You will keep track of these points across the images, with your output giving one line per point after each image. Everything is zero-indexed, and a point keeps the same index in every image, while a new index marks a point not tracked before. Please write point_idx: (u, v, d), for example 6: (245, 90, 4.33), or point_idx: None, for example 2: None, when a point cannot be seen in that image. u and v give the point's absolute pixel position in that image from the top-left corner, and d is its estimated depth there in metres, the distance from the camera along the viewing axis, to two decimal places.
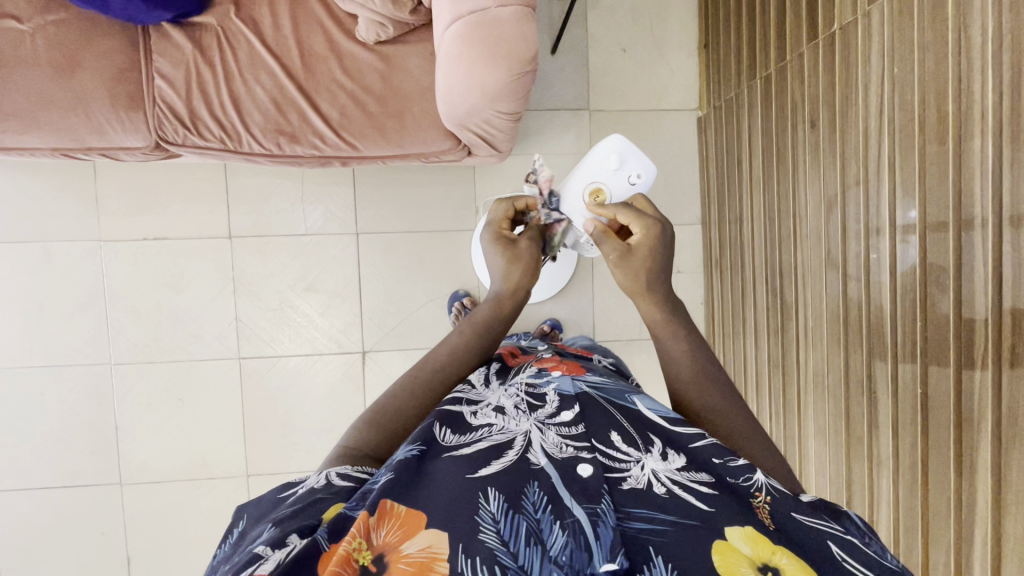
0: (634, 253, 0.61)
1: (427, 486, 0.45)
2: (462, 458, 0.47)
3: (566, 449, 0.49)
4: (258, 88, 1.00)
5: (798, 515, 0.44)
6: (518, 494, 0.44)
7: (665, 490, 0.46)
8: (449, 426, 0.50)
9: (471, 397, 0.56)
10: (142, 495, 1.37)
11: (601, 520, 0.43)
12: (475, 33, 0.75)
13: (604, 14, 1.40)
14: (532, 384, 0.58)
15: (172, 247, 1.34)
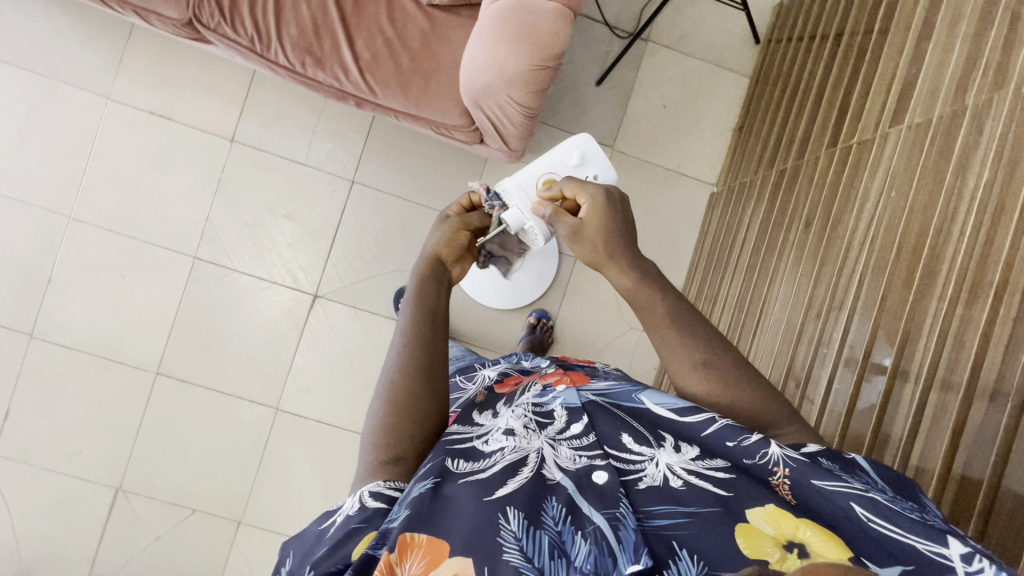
0: (585, 227, 0.55)
1: (443, 513, 0.41)
2: (478, 482, 0.44)
3: (580, 460, 0.47)
4: (304, 6, 1.02)
5: (819, 482, 0.42)
6: (538, 511, 0.41)
7: (682, 482, 0.43)
8: (461, 456, 0.47)
9: (479, 428, 0.52)
10: (47, 355, 1.33)
11: (622, 523, 0.40)
12: (513, 16, 0.78)
13: (657, 67, 1.43)
14: (537, 402, 0.55)
15: (175, 130, 1.34)
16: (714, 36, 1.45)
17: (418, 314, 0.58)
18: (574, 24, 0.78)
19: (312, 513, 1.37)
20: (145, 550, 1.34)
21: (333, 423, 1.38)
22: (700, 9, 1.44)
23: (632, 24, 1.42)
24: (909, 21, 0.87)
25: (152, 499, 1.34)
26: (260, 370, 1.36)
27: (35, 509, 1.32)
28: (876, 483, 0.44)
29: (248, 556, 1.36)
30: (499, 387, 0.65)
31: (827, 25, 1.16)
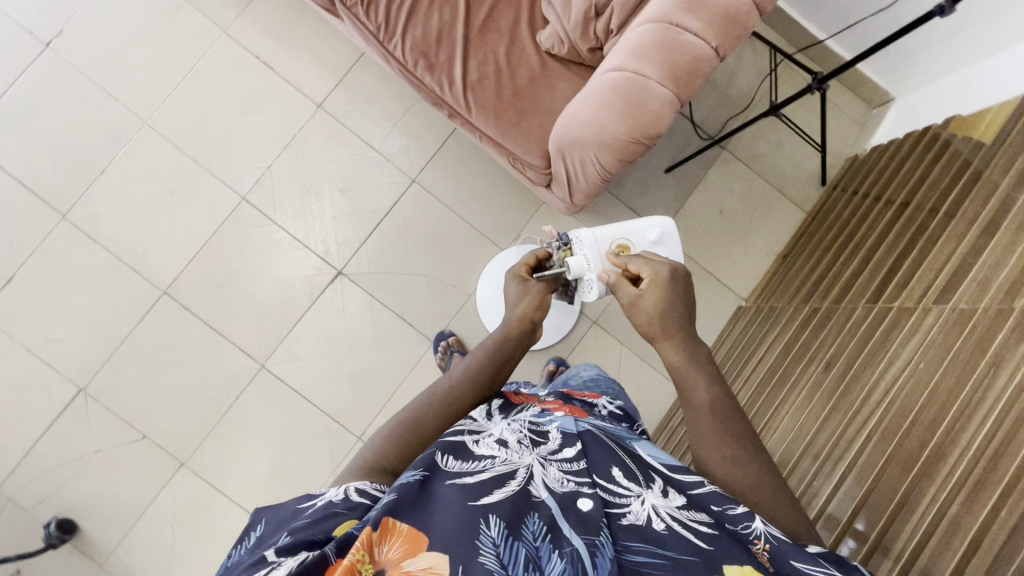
0: (644, 299, 0.62)
1: (429, 508, 0.44)
2: (467, 485, 0.47)
3: (567, 483, 0.50)
4: (435, 14, 1.08)
5: (797, 562, 0.45)
6: (518, 522, 0.44)
7: (665, 526, 0.47)
8: (453, 455, 0.51)
9: (474, 429, 0.56)
10: (69, 241, 1.34)
11: (600, 551, 0.43)
12: (625, 88, 0.81)
13: (725, 175, 1.49)
14: (534, 423, 0.59)
15: (270, 78, 1.39)
16: (786, 166, 1.51)
17: (479, 362, 0.68)
18: (677, 114, 0.82)
19: (255, 479, 1.34)
20: (83, 459, 1.31)
21: (309, 398, 1.37)
22: (780, 137, 1.51)
23: (716, 129, 1.48)
24: (977, 215, 0.92)
25: (110, 411, 1.33)
26: (261, 324, 1.37)
27: None
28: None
29: (179, 501, 1.32)
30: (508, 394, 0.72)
31: (896, 193, 1.22)
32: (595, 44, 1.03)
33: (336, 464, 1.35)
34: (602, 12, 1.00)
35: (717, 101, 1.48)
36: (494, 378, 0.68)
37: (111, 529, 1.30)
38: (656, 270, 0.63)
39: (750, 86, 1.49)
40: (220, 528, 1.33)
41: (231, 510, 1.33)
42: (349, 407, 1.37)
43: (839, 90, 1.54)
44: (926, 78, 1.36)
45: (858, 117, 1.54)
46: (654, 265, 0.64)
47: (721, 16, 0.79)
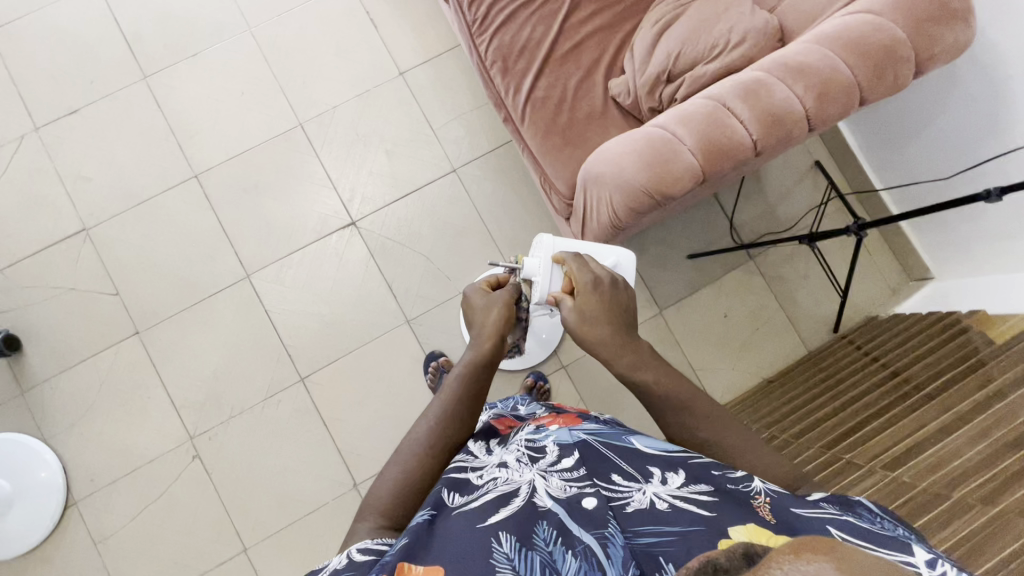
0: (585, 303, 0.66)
1: (440, 541, 0.46)
2: (475, 511, 0.49)
3: (569, 489, 0.52)
4: (529, 29, 1.15)
5: (796, 509, 0.45)
6: (529, 534, 0.46)
7: (668, 505, 0.47)
8: (456, 491, 0.53)
9: (474, 462, 0.59)
10: (137, 99, 1.44)
11: (610, 541, 0.45)
12: (659, 146, 0.83)
13: (742, 283, 1.49)
14: (531, 440, 0.61)
15: (371, 34, 1.49)
16: (804, 298, 1.49)
17: (457, 400, 0.67)
18: (697, 185, 0.84)
19: (194, 375, 1.38)
20: (57, 290, 1.37)
21: (275, 323, 1.40)
22: (810, 269, 1.50)
23: (750, 237, 1.49)
24: (958, 402, 0.94)
25: (100, 259, 1.39)
26: (264, 238, 1.42)
27: (19, 192, 1.39)
28: (874, 517, 0.46)
29: (121, 365, 1.37)
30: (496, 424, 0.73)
31: (892, 359, 1.22)
32: (656, 105, 1.06)
33: (271, 393, 1.38)
34: (673, 80, 1.04)
35: (761, 212, 1.50)
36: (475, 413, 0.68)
37: (52, 363, 1.35)
38: (584, 278, 0.68)
39: (798, 211, 1.50)
40: (144, 407, 1.36)
41: (160, 393, 1.37)
42: (306, 347, 1.39)
43: (883, 249, 1.53)
44: (969, 268, 1.34)
45: (893, 281, 1.51)
46: (584, 272, 0.69)
47: (771, 114, 0.82)
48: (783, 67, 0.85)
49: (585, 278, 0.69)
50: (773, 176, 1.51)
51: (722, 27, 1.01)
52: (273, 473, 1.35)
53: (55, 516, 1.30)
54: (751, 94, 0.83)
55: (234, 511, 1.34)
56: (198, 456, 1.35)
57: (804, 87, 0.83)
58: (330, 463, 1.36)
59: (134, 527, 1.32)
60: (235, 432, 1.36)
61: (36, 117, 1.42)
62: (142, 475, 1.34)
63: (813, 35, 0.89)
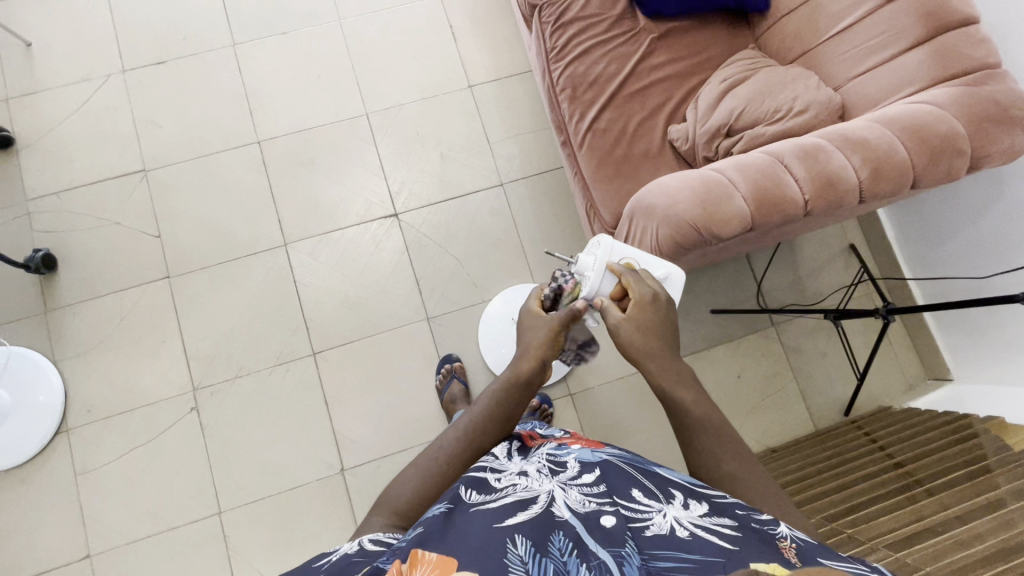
0: (641, 317, 0.70)
1: (455, 534, 0.49)
2: (493, 511, 0.52)
3: (588, 504, 0.54)
4: (602, 65, 1.21)
5: (825, 559, 0.45)
6: (544, 542, 0.48)
7: (687, 533, 0.48)
8: (476, 491, 0.57)
9: (496, 466, 0.63)
10: (221, 61, 1.52)
11: (625, 560, 0.45)
12: (713, 188, 0.86)
13: (761, 347, 1.49)
14: (553, 455, 0.65)
15: (449, 47, 1.58)
16: (820, 374, 1.49)
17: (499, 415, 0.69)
18: (744, 232, 0.86)
19: (210, 329, 1.39)
20: (103, 222, 1.42)
21: (300, 295, 1.42)
22: (830, 347, 1.50)
23: (775, 304, 1.51)
24: (958, 501, 0.94)
25: (151, 202, 1.44)
26: (308, 211, 1.46)
27: (92, 124, 1.46)
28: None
29: (145, 306, 1.39)
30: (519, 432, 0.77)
31: (898, 451, 1.21)
32: (711, 155, 1.10)
33: (280, 361, 1.39)
34: (732, 134, 1.08)
35: (790, 282, 1.52)
36: (511, 413, 0.70)
37: (80, 290, 1.38)
38: (642, 291, 0.71)
39: (826, 288, 1.52)
40: (155, 349, 1.37)
41: (174, 340, 1.38)
42: (325, 325, 1.41)
43: (905, 343, 1.53)
44: (991, 375, 1.33)
45: (910, 377, 1.51)
46: (641, 286, 0.72)
47: (826, 178, 0.85)
48: (842, 137, 0.88)
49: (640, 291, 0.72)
50: (807, 250, 1.54)
51: (787, 94, 1.06)
52: (264, 442, 1.35)
53: (45, 438, 1.30)
54: (809, 156, 0.87)
55: (218, 470, 1.33)
56: (196, 409, 1.35)
57: (862, 158, 0.86)
58: (322, 442, 1.35)
59: (118, 465, 1.31)
60: (237, 393, 1.37)
61: (125, 61, 1.50)
62: (138, 416, 1.34)
63: (873, 116, 0.93)
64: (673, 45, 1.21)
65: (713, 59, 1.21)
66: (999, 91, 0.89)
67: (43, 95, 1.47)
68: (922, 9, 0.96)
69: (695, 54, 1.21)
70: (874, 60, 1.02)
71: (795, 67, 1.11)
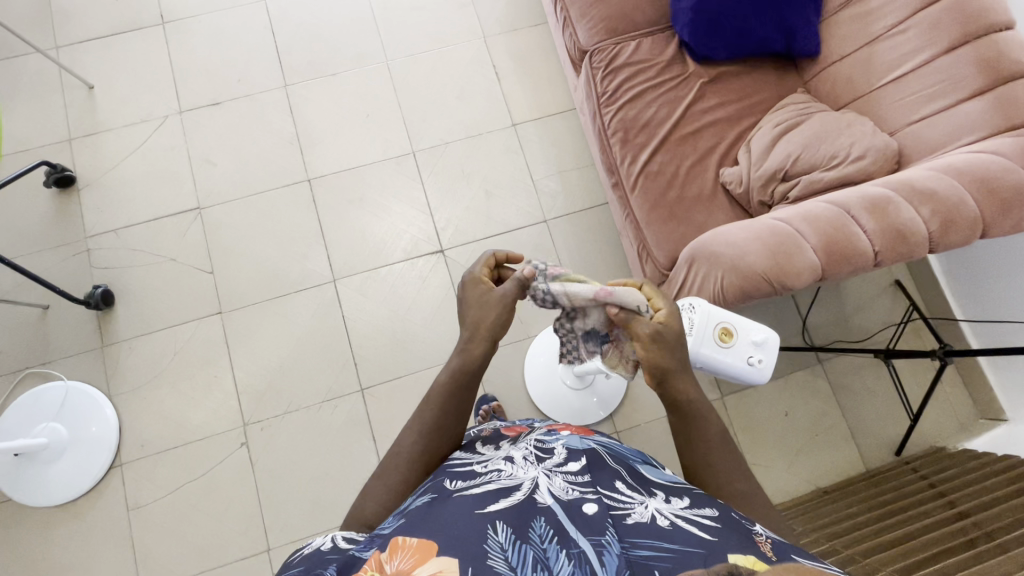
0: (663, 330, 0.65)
1: (437, 519, 0.52)
2: (476, 498, 0.55)
3: (571, 492, 0.56)
4: (652, 109, 1.23)
5: (796, 555, 0.49)
6: (525, 528, 0.51)
7: (667, 522, 0.51)
8: (460, 480, 0.59)
9: (481, 456, 0.65)
10: (274, 102, 1.57)
11: (605, 549, 0.48)
12: (783, 239, 0.87)
13: (807, 385, 1.48)
14: (542, 441, 0.67)
15: (492, 87, 1.61)
16: (869, 413, 1.47)
17: None
18: (814, 283, 0.87)
19: (260, 364, 1.41)
20: (158, 258, 1.45)
21: (348, 331, 1.44)
22: (878, 385, 1.48)
23: (821, 341, 1.50)
24: None
25: (204, 239, 1.47)
26: (357, 248, 1.49)
27: (149, 164, 1.51)
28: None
29: (197, 340, 1.41)
30: (508, 428, 0.79)
31: (961, 497, 1.17)
32: (766, 200, 1.11)
33: (329, 398, 1.40)
34: (788, 179, 1.09)
35: (835, 319, 1.51)
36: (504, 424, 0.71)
37: (136, 325, 1.41)
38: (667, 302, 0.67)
39: (873, 325, 1.51)
40: (206, 384, 1.39)
41: (225, 374, 1.40)
42: (371, 360, 1.43)
43: (956, 381, 1.50)
44: None
45: (963, 416, 1.47)
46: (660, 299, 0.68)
47: (897, 230, 0.85)
48: (909, 188, 0.89)
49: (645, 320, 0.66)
50: (851, 286, 1.53)
51: (843, 140, 1.07)
52: (312, 478, 1.35)
53: (99, 472, 1.31)
54: (878, 209, 0.87)
55: (266, 507, 1.33)
56: (245, 444, 1.36)
57: (931, 211, 0.86)
58: (369, 479, 1.36)
59: (169, 500, 1.32)
60: (285, 428, 1.38)
61: (183, 102, 1.55)
62: (187, 450, 1.35)
63: (935, 164, 0.93)
64: (722, 90, 1.24)
65: (762, 103, 1.23)
66: None
67: (105, 135, 1.52)
68: (984, 60, 0.96)
69: (744, 99, 1.23)
70: (932, 108, 1.02)
71: (849, 113, 1.12)
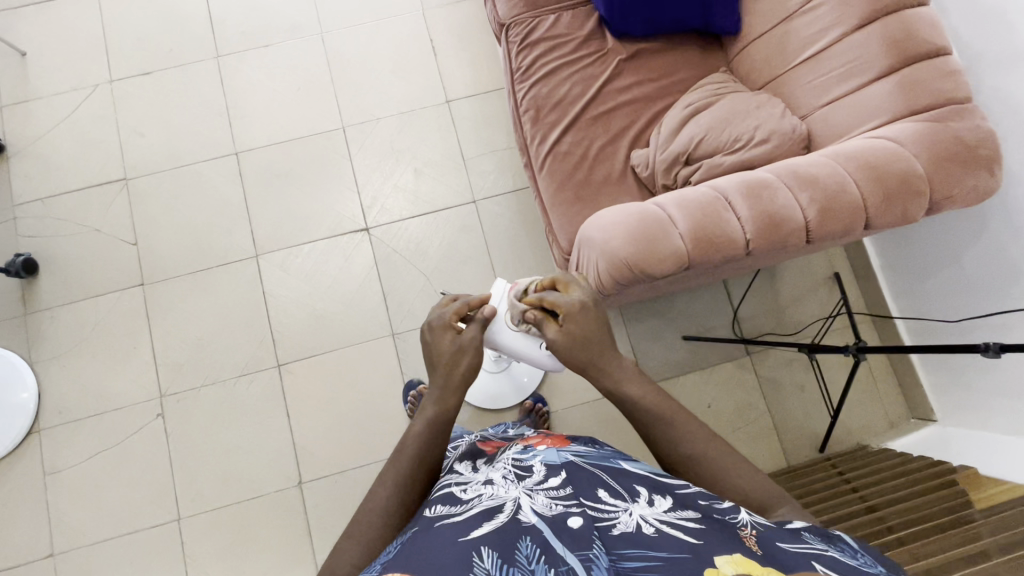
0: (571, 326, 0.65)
1: (418, 553, 0.46)
2: (457, 525, 0.49)
3: (556, 506, 0.51)
4: (567, 86, 1.18)
5: (782, 542, 0.47)
6: (510, 551, 0.45)
7: (653, 530, 0.47)
8: (442, 507, 0.53)
9: (462, 479, 0.60)
10: (204, 72, 1.55)
11: (594, 563, 0.43)
12: (648, 225, 0.83)
13: (733, 377, 1.44)
14: (519, 460, 0.61)
15: (429, 61, 1.57)
16: (797, 407, 1.43)
17: None
18: (680, 270, 0.83)
19: (181, 336, 1.42)
20: (83, 228, 1.46)
21: (269, 306, 1.44)
22: (807, 380, 1.44)
23: (751, 333, 1.46)
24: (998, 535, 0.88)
25: (130, 210, 1.47)
26: (282, 223, 1.48)
27: (77, 132, 1.50)
28: (858, 551, 0.47)
29: (120, 310, 1.42)
30: (484, 446, 0.73)
31: (871, 493, 1.14)
32: (670, 184, 1.07)
33: (246, 372, 1.40)
34: (691, 163, 1.05)
35: (768, 310, 1.46)
36: None
37: (59, 294, 1.42)
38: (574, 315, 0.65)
39: (806, 318, 1.46)
40: (126, 354, 1.40)
41: (145, 345, 1.41)
42: (292, 336, 1.42)
43: (889, 378, 1.46)
44: (976, 419, 1.25)
45: (892, 415, 1.44)
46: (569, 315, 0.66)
47: (768, 217, 0.82)
48: (791, 173, 0.84)
49: (575, 294, 0.67)
50: (788, 277, 1.48)
51: (748, 123, 1.02)
52: (227, 450, 1.37)
53: (18, 437, 1.34)
54: (754, 194, 0.83)
55: (180, 476, 1.35)
56: (162, 415, 1.38)
57: (810, 197, 0.82)
58: (284, 453, 1.37)
59: (85, 467, 1.35)
60: (203, 400, 1.39)
61: (113, 71, 1.54)
62: (106, 419, 1.37)
63: (831, 149, 0.89)
64: (641, 67, 1.18)
65: (682, 82, 1.17)
66: (965, 129, 0.84)
67: (35, 103, 1.52)
68: (891, 39, 0.91)
69: (662, 77, 1.17)
70: (841, 90, 0.97)
71: (762, 94, 1.07)
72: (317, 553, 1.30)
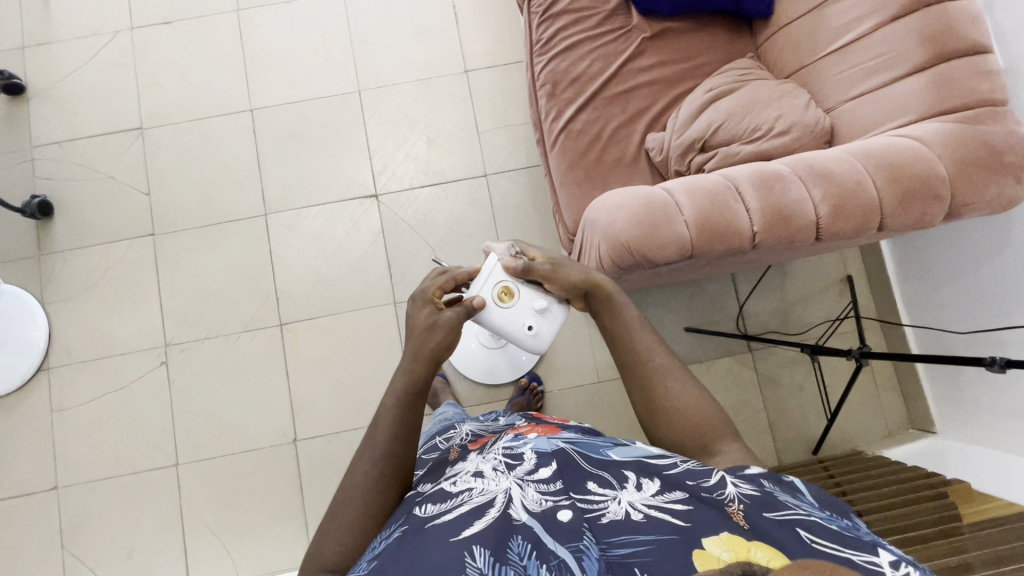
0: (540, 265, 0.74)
1: (411, 554, 0.45)
2: (448, 524, 0.48)
3: (545, 502, 0.49)
4: (586, 62, 1.14)
5: (770, 512, 0.44)
6: (503, 548, 0.45)
7: (642, 515, 0.46)
8: (433, 504, 0.52)
9: (452, 474, 0.58)
10: (225, 26, 1.53)
11: (584, 555, 0.43)
12: (655, 209, 0.81)
13: (732, 372, 1.42)
14: (508, 448, 0.59)
15: (449, 29, 1.54)
16: (794, 408, 1.42)
17: None
18: (683, 258, 0.82)
19: (186, 288, 1.44)
20: (99, 174, 1.47)
21: (274, 266, 1.45)
22: (806, 382, 1.42)
23: (755, 330, 1.43)
24: (982, 547, 0.90)
25: (144, 160, 1.48)
26: (293, 183, 1.48)
27: (95, 79, 1.51)
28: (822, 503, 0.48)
29: (130, 259, 1.45)
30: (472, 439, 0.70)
31: (856, 499, 1.12)
32: (683, 170, 1.04)
33: (248, 328, 1.43)
34: (706, 150, 1.02)
35: (774, 309, 1.44)
36: None
37: (72, 238, 1.45)
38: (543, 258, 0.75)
39: (812, 319, 1.43)
40: (133, 302, 1.43)
41: (152, 295, 1.44)
42: (296, 296, 1.44)
43: (893, 388, 1.44)
44: (976, 435, 1.23)
45: (892, 424, 1.42)
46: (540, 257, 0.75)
47: (779, 211, 0.79)
48: (807, 169, 0.82)
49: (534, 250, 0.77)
50: (797, 277, 1.45)
51: (770, 112, 0.99)
52: (225, 404, 1.39)
53: (27, 374, 1.38)
54: (764, 186, 0.81)
55: (180, 425, 1.39)
56: (165, 363, 1.41)
57: (823, 193, 0.80)
58: (282, 410, 1.39)
59: (89, 408, 1.39)
60: (205, 353, 1.41)
61: (135, 18, 1.53)
62: (111, 364, 1.41)
63: (852, 146, 0.85)
64: (664, 49, 1.14)
65: (705, 66, 1.13)
66: (995, 133, 0.80)
67: (56, 46, 1.52)
68: (927, 33, 0.86)
69: (684, 60, 1.14)
70: (867, 85, 0.93)
71: (787, 84, 1.03)
72: (307, 509, 1.34)
